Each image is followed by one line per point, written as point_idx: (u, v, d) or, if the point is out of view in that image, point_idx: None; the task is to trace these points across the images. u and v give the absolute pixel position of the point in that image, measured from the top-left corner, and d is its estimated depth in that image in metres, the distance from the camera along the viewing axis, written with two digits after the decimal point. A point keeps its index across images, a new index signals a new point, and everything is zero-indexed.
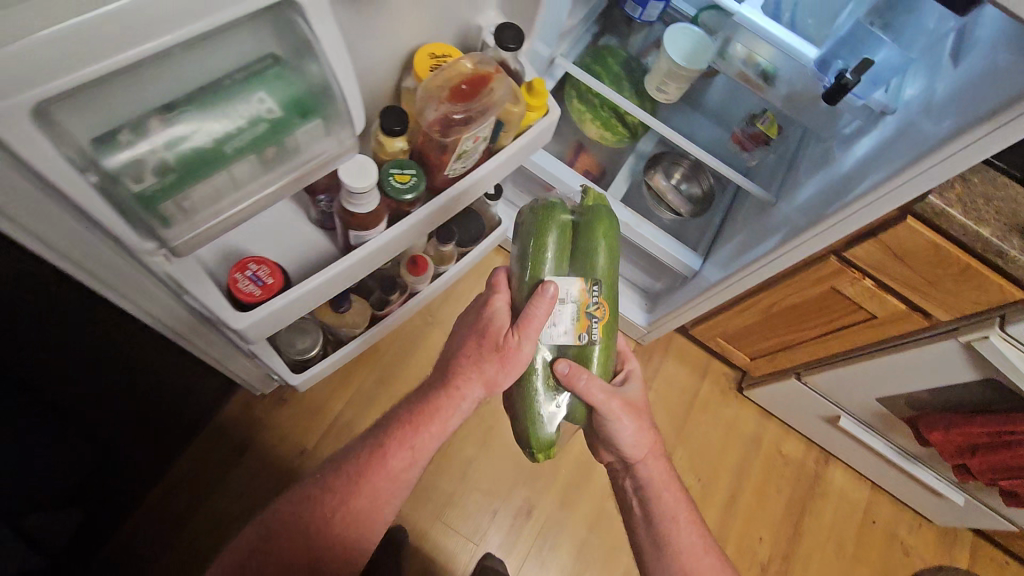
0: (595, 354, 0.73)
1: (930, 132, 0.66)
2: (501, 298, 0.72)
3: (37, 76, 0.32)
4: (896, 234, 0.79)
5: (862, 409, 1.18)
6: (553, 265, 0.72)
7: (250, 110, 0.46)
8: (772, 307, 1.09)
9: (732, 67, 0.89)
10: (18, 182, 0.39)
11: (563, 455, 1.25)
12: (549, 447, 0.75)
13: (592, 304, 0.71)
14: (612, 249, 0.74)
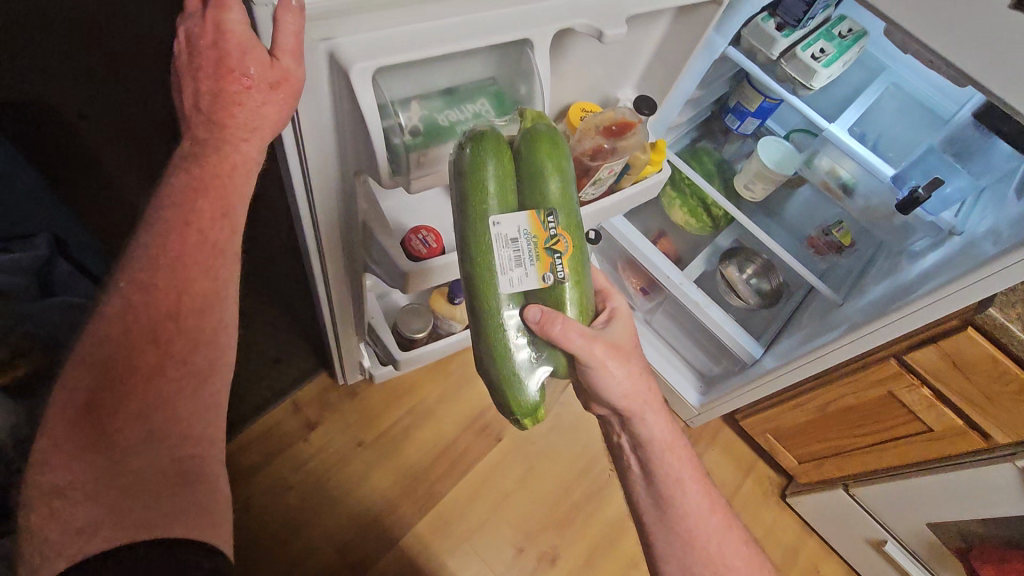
0: (567, 294, 0.62)
1: (986, 250, 0.75)
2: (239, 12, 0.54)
3: (386, 51, 0.53)
4: (955, 343, 0.85)
5: (911, 533, 1.15)
6: (497, 202, 0.59)
7: (477, 105, 0.65)
8: (828, 406, 1.12)
9: (816, 176, 1.03)
10: (326, 118, 0.60)
11: (595, 512, 1.27)
12: (537, 409, 0.64)
13: (549, 238, 0.60)
14: (562, 169, 0.62)
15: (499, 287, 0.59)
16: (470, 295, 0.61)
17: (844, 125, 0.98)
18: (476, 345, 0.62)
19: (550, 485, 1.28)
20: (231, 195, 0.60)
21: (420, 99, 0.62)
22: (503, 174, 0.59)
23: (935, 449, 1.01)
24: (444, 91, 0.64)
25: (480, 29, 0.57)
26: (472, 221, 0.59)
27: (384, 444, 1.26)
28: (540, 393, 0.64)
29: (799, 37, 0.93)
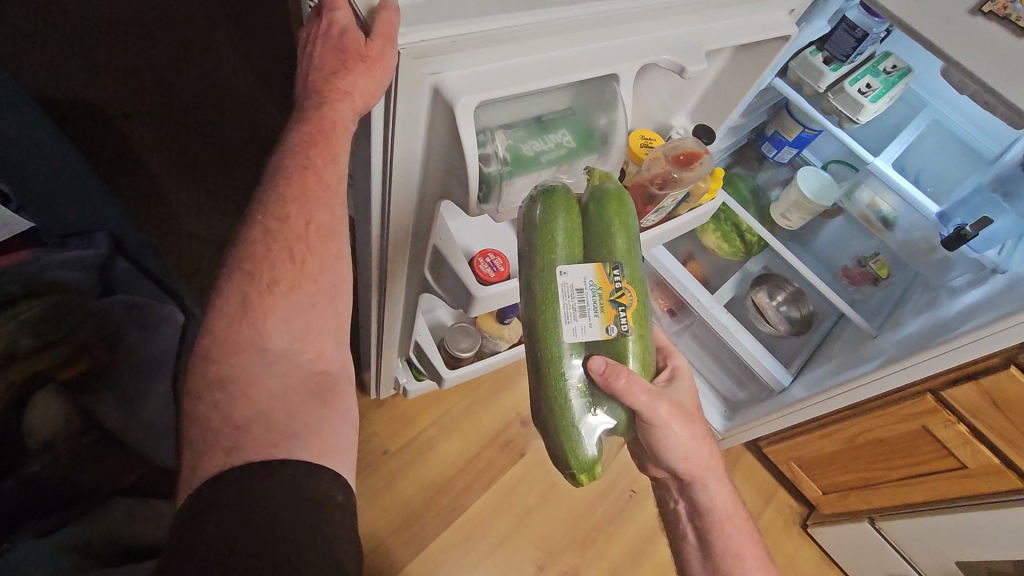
0: (630, 347, 0.63)
1: None
2: (343, 14, 0.58)
3: (485, 87, 0.56)
4: (997, 380, 0.85)
5: (937, 570, 1.14)
6: (565, 253, 0.63)
7: (563, 136, 0.68)
8: (857, 437, 1.11)
9: (856, 208, 1.05)
10: (412, 136, 0.62)
11: (618, 532, 1.27)
12: (593, 466, 0.65)
13: (614, 290, 0.63)
14: (629, 225, 0.65)
15: (562, 335, 0.61)
16: (534, 342, 0.63)
17: (888, 159, 0.99)
18: (536, 394, 0.65)
19: (573, 503, 1.28)
20: (318, 203, 0.61)
21: (513, 128, 0.65)
22: (571, 230, 0.64)
23: (967, 488, 1.00)
24: (533, 121, 0.67)
25: (574, 65, 0.61)
26: (541, 270, 0.62)
27: (408, 454, 1.26)
28: (597, 449, 0.65)
29: (847, 72, 0.94)
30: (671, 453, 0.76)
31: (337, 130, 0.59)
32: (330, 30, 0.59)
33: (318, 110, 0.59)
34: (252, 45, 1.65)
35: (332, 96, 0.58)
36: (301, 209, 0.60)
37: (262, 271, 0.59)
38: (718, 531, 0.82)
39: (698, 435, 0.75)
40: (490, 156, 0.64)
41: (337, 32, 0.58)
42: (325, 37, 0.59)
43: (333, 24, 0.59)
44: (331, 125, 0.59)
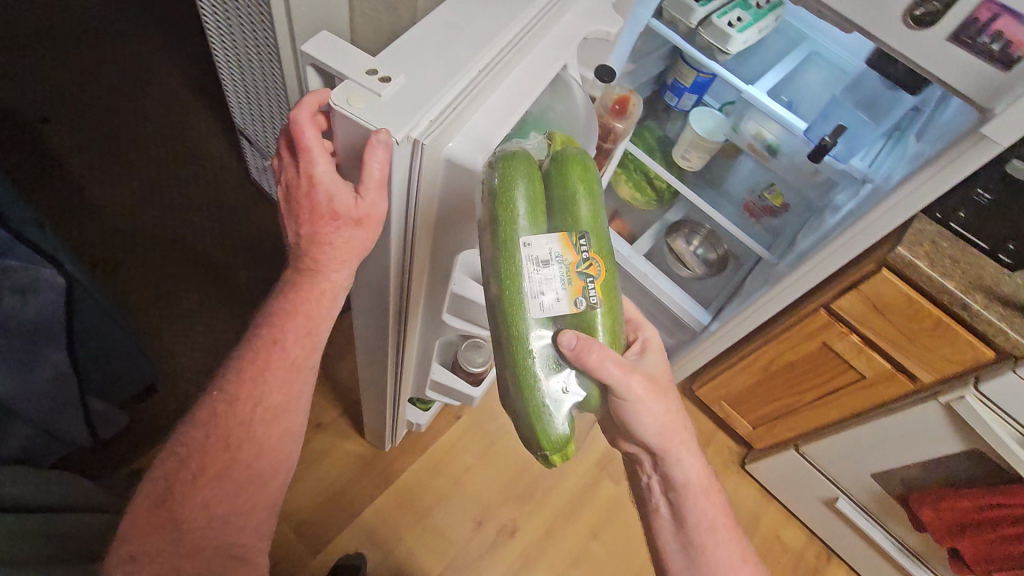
0: (599, 321, 0.61)
1: (893, 182, 0.79)
2: (323, 166, 0.61)
3: (491, 136, 0.61)
4: (874, 287, 0.89)
5: (858, 488, 1.18)
6: (528, 222, 0.59)
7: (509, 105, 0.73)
8: (771, 365, 1.15)
9: (743, 139, 1.09)
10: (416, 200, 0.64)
11: (556, 486, 1.28)
12: (566, 444, 0.65)
13: (581, 261, 0.60)
14: (593, 192, 0.62)
15: (528, 310, 0.60)
16: (499, 316, 0.61)
17: (764, 88, 1.02)
18: (504, 371, 0.64)
19: (511, 460, 1.30)
20: (277, 384, 0.72)
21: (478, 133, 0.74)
22: (532, 200, 0.60)
23: (874, 397, 1.03)
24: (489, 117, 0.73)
25: (538, 75, 0.67)
26: (504, 244, 0.59)
27: (341, 425, 1.27)
28: (568, 424, 0.64)
29: (715, 7, 0.98)
30: (641, 431, 0.70)
31: (326, 297, 0.71)
32: (311, 185, 0.62)
33: (311, 282, 0.70)
34: (173, 42, 1.69)
35: (325, 265, 0.68)
36: (251, 392, 0.70)
37: (190, 461, 0.67)
38: (688, 499, 0.77)
39: (669, 407, 0.71)
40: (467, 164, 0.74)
41: (322, 193, 0.61)
42: (309, 201, 0.63)
43: (315, 181, 0.61)
44: (321, 292, 0.71)
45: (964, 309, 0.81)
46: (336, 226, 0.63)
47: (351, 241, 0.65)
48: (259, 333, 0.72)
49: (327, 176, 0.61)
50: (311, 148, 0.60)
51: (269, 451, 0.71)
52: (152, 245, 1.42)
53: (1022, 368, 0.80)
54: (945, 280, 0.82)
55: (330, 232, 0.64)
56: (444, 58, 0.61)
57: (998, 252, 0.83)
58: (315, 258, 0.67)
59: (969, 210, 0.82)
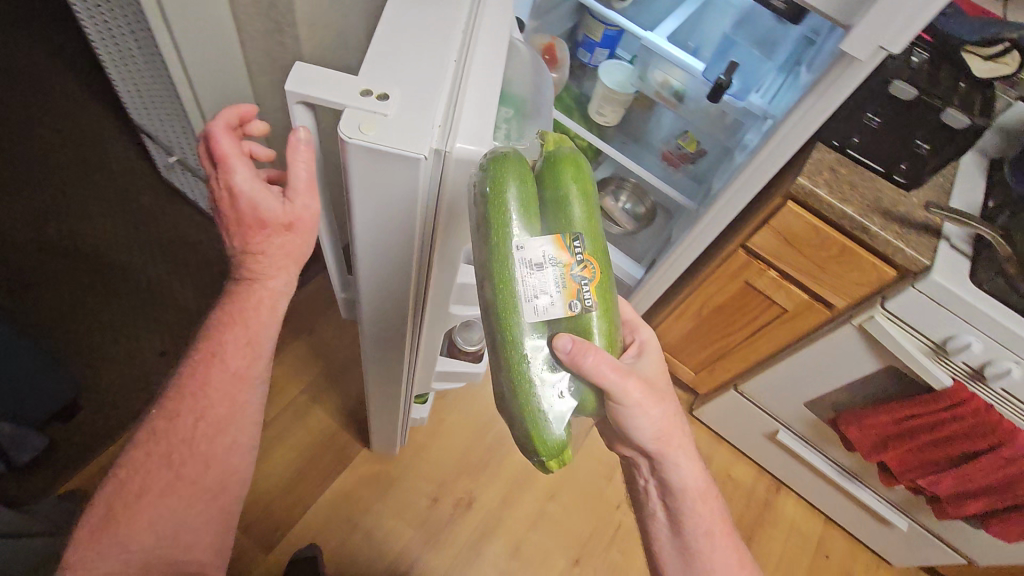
0: (594, 323, 0.56)
1: (787, 109, 0.82)
2: (240, 175, 0.58)
3: (487, 111, 0.59)
4: (782, 220, 0.91)
5: (796, 418, 1.22)
6: (521, 225, 0.53)
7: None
8: (701, 310, 1.17)
9: (650, 88, 1.09)
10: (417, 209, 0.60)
11: (509, 455, 1.29)
12: (561, 448, 0.58)
13: (576, 264, 0.54)
14: (588, 190, 0.55)
15: (522, 315, 0.54)
16: (489, 319, 0.56)
17: (664, 34, 1.01)
18: (497, 375, 0.58)
19: (463, 434, 1.30)
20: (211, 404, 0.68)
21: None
22: (526, 199, 0.53)
23: (797, 329, 1.06)
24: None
25: (497, 41, 0.65)
26: (494, 248, 0.53)
27: (285, 420, 1.24)
28: (566, 430, 0.58)
29: None
30: (638, 436, 0.65)
31: (264, 304, 0.68)
32: (233, 197, 0.59)
33: (246, 291, 0.67)
34: (61, 45, 1.60)
35: (264, 272, 0.66)
36: (192, 406, 0.66)
37: (131, 481, 0.63)
38: (686, 505, 0.71)
39: (668, 410, 0.65)
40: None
41: (245, 206, 0.59)
42: (236, 218, 0.60)
43: (234, 192, 0.58)
44: (257, 302, 0.67)
45: (864, 231, 0.84)
46: (264, 234, 0.62)
47: (284, 244, 0.64)
48: (197, 348, 0.69)
49: (253, 187, 0.59)
50: (228, 158, 0.58)
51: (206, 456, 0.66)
52: (66, 261, 1.34)
53: (920, 282, 0.83)
54: (844, 206, 0.84)
55: (261, 241, 0.62)
56: (412, 65, 0.60)
57: (892, 173, 0.87)
58: (251, 267, 0.65)
59: (862, 135, 0.85)
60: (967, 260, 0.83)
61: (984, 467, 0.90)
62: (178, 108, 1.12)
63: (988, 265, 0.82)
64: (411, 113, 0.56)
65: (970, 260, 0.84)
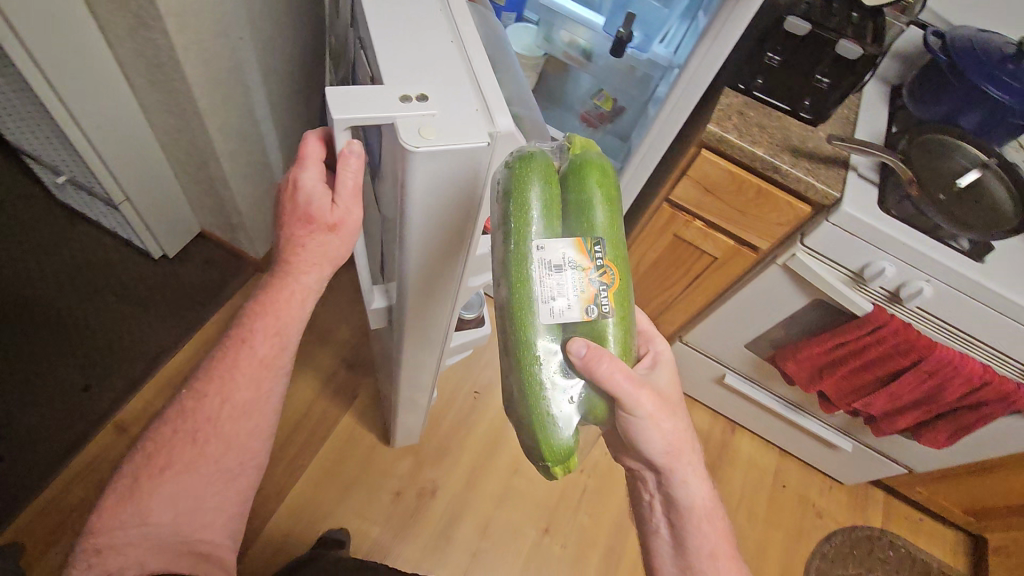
0: (609, 331, 0.53)
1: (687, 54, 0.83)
2: (309, 175, 0.60)
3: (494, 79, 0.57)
4: (698, 169, 0.91)
5: (739, 361, 1.25)
6: (541, 225, 0.51)
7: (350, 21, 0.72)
8: (638, 267, 1.18)
9: (557, 49, 1.06)
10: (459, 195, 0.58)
11: (468, 436, 1.29)
12: (566, 452, 0.53)
13: (596, 269, 0.52)
14: (613, 198, 0.53)
15: (537, 317, 0.51)
16: (503, 320, 0.53)
17: None
18: (506, 376, 0.55)
19: None
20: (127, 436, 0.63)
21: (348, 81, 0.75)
22: (549, 200, 0.52)
23: (729, 274, 1.08)
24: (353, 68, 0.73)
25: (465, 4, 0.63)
26: (514, 248, 0.51)
27: None
28: (573, 436, 0.55)
29: None
30: (647, 449, 0.62)
31: (294, 300, 0.67)
32: (296, 193, 0.61)
33: (278, 285, 0.67)
34: None
35: (297, 269, 0.65)
36: (220, 389, 0.65)
37: (158, 454, 0.62)
38: (691, 524, 0.66)
39: (680, 423, 0.63)
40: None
41: (302, 197, 0.61)
42: (292, 212, 0.62)
43: (300, 186, 0.60)
44: (287, 296, 0.67)
45: (775, 170, 0.85)
46: (309, 232, 0.63)
47: (324, 247, 0.64)
48: (230, 334, 0.68)
49: (313, 187, 0.60)
50: (306, 157, 0.60)
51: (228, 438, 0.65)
52: None
53: (834, 216, 0.85)
54: (754, 147, 0.85)
55: (303, 237, 0.63)
56: (416, 53, 0.58)
57: (798, 110, 0.88)
58: (288, 260, 0.65)
59: (765, 74, 0.86)
60: (875, 187, 0.86)
61: (911, 382, 0.94)
62: (50, 123, 1.01)
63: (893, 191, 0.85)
64: (464, 106, 0.55)
65: (877, 187, 0.86)
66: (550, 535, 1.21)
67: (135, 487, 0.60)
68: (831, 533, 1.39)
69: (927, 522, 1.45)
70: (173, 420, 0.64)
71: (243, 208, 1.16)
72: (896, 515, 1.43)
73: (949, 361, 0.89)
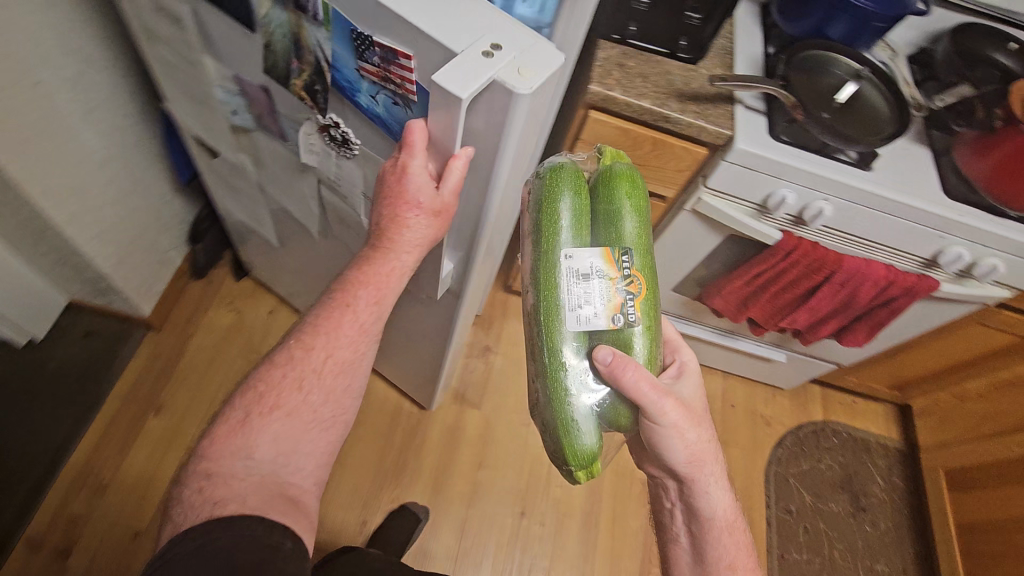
0: (636, 338, 0.60)
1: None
2: (417, 162, 0.60)
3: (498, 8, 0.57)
4: (591, 131, 0.87)
5: (670, 303, 1.27)
6: (573, 238, 0.60)
7: (283, 15, 0.62)
8: None
9: None
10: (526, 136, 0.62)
11: (424, 444, 1.25)
12: (590, 460, 0.62)
13: (623, 279, 0.59)
14: (639, 209, 0.62)
15: (566, 323, 0.60)
16: (537, 324, 0.61)
17: None
18: (535, 378, 0.63)
19: (369, 445, 1.23)
20: None
21: (316, 87, 0.67)
22: (577, 217, 0.60)
23: None
24: (316, 69, 0.64)
25: None
26: (546, 255, 0.59)
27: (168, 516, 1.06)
28: (596, 440, 0.62)
29: None
30: (668, 456, 0.66)
31: (392, 273, 0.67)
32: (403, 178, 0.61)
33: (380, 256, 0.67)
34: None
35: (398, 247, 0.66)
36: (326, 344, 0.66)
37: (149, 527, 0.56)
38: (711, 534, 0.69)
39: (703, 434, 0.67)
40: (329, 135, 0.72)
41: (411, 181, 0.61)
42: (396, 194, 0.63)
43: (410, 172, 0.60)
44: (386, 270, 0.67)
45: (666, 119, 0.82)
46: (412, 213, 0.63)
47: (422, 231, 0.65)
48: (336, 294, 0.69)
49: (420, 174, 0.60)
50: (411, 142, 0.59)
51: (328, 389, 0.65)
52: None
53: (731, 155, 0.84)
54: (641, 100, 0.81)
55: (406, 217, 0.63)
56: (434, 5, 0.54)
57: (676, 51, 0.85)
58: (392, 235, 0.66)
59: (637, 20, 0.82)
60: (763, 117, 0.85)
61: (826, 296, 0.98)
62: None
63: (780, 120, 0.85)
64: (533, 43, 0.55)
65: (765, 115, 0.85)
66: (526, 518, 1.21)
67: (247, 422, 0.61)
68: (781, 437, 1.48)
69: (860, 404, 1.57)
70: (280, 364, 0.65)
71: (109, 270, 1.00)
72: (833, 404, 1.55)
73: (857, 272, 0.93)
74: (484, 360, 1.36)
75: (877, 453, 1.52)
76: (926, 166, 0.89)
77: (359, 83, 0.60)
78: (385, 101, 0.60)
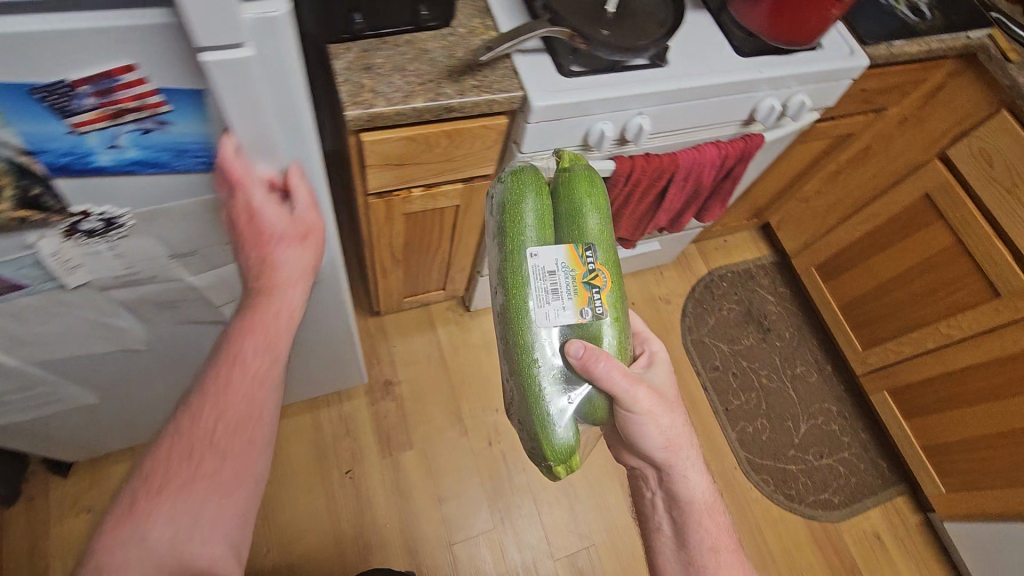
0: (607, 330, 0.56)
1: None
2: (254, 193, 0.52)
3: None
4: (375, 153, 0.72)
5: None
6: (536, 235, 0.55)
7: None
8: (395, 253, 1.00)
9: None
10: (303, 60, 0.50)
11: (375, 512, 1.15)
12: (569, 454, 0.57)
13: (588, 273, 0.55)
14: (602, 206, 0.58)
15: (534, 320, 0.54)
16: (504, 326, 0.56)
17: None
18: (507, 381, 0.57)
19: (321, 550, 1.10)
20: None
21: (38, 190, 0.45)
22: (540, 214, 0.56)
23: (478, 210, 0.95)
24: (19, 171, 0.43)
25: None
26: (507, 255, 0.55)
27: None
28: (573, 434, 0.57)
29: None
30: (644, 444, 0.64)
31: (281, 320, 0.57)
32: (253, 218, 0.53)
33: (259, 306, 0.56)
34: None
35: (280, 286, 0.56)
36: (215, 407, 0.53)
37: None
38: (691, 516, 0.68)
39: (677, 420, 0.64)
40: (86, 232, 0.51)
41: (251, 215, 0.53)
42: (254, 240, 0.54)
43: (255, 209, 0.52)
44: (271, 317, 0.56)
45: (450, 109, 0.69)
46: (270, 244, 0.54)
47: (298, 261, 0.57)
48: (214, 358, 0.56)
49: (272, 207, 0.53)
50: (237, 177, 0.50)
51: (241, 455, 0.53)
52: None
53: (533, 117, 0.74)
54: (411, 102, 0.67)
55: (271, 253, 0.55)
56: None
57: (421, 22, 0.71)
58: (262, 279, 0.56)
59: (360, 8, 0.66)
60: (545, 55, 0.75)
61: (676, 194, 0.97)
62: None
63: (563, 50, 0.75)
64: None
65: (547, 52, 0.75)
66: (508, 518, 1.18)
67: (132, 513, 0.49)
68: (683, 308, 1.55)
69: (731, 240, 1.68)
70: (168, 446, 0.52)
71: None
72: (710, 252, 1.64)
73: (692, 164, 0.92)
74: (392, 397, 1.25)
75: (760, 276, 1.65)
76: (712, 33, 0.85)
77: (84, 140, 0.42)
78: (137, 137, 0.44)
